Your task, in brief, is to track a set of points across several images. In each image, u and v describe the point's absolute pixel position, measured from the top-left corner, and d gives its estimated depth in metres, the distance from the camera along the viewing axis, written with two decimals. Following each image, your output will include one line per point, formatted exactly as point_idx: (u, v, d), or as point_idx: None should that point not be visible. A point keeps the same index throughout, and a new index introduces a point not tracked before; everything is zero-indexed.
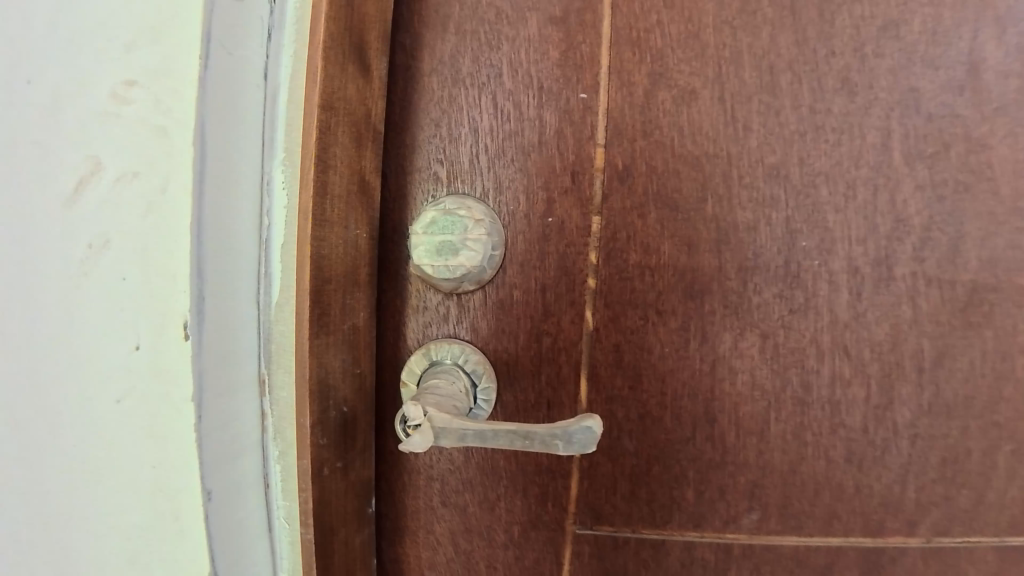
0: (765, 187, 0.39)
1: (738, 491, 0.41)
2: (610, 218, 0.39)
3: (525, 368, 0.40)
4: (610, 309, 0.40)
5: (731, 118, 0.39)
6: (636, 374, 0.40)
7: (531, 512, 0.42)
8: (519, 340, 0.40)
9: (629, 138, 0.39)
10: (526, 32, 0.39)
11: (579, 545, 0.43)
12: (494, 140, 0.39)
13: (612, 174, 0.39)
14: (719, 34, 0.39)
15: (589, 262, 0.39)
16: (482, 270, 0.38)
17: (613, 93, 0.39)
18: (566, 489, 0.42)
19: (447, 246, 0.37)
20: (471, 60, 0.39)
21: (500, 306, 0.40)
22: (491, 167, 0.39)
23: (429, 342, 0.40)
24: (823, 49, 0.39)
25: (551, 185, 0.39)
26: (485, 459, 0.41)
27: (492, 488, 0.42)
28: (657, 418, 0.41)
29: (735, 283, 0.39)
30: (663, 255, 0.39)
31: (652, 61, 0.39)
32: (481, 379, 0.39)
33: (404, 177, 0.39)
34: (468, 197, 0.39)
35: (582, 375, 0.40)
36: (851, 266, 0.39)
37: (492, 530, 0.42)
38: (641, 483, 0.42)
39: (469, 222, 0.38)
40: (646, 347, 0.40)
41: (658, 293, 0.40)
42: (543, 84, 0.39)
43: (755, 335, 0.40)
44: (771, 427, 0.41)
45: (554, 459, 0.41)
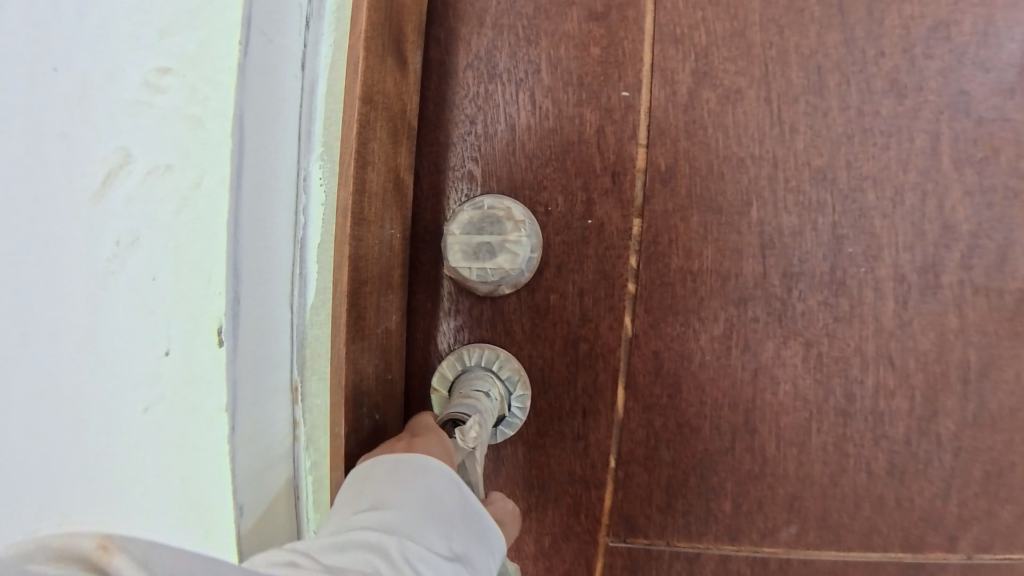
0: (811, 192, 0.38)
1: (777, 504, 0.40)
2: (652, 221, 0.38)
3: (561, 375, 0.39)
4: (650, 314, 0.39)
5: (777, 119, 0.38)
6: (675, 382, 0.39)
7: (563, 523, 0.41)
8: (555, 346, 0.39)
9: (672, 137, 0.38)
10: (565, 28, 0.38)
11: (612, 558, 0.41)
12: (533, 138, 0.38)
13: (654, 175, 0.38)
14: (765, 32, 0.38)
15: (629, 266, 0.39)
16: (521, 273, 0.37)
17: (657, 92, 0.38)
18: (600, 500, 0.41)
19: (485, 247, 0.36)
20: (508, 56, 0.38)
21: (536, 310, 0.39)
22: (528, 168, 0.38)
23: (461, 348, 0.39)
24: (871, 50, 0.38)
25: (589, 187, 0.38)
26: (516, 467, 0.40)
27: (524, 498, 0.41)
28: (695, 428, 0.40)
29: (779, 289, 0.38)
30: (705, 260, 0.38)
31: (696, 60, 0.38)
32: (516, 386, 0.39)
33: (435, 175, 0.38)
34: (506, 197, 0.37)
35: (619, 383, 0.39)
36: (897, 273, 0.38)
37: (523, 540, 0.42)
38: (677, 494, 0.40)
39: (508, 224, 0.36)
40: (686, 354, 0.39)
41: (700, 298, 0.39)
42: (583, 80, 0.38)
43: (798, 344, 0.39)
44: (812, 438, 0.39)
45: (589, 468, 0.40)
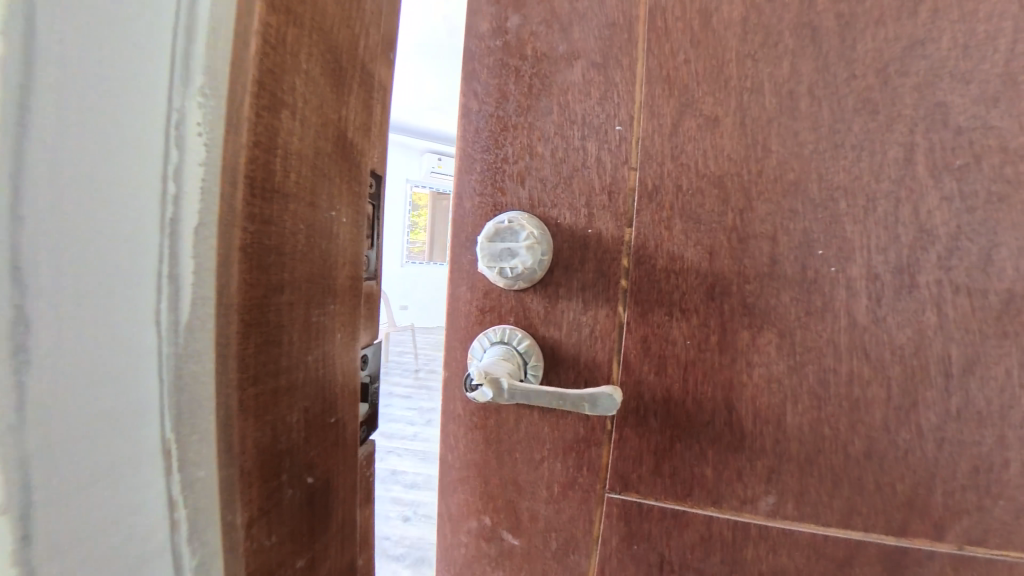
0: (784, 202, 0.44)
1: (756, 474, 0.46)
2: (642, 229, 0.47)
3: (567, 352, 0.49)
4: (639, 305, 0.47)
5: (752, 140, 0.44)
6: (662, 361, 0.47)
7: (569, 474, 0.51)
8: (563, 328, 0.49)
9: (658, 160, 0.47)
10: (572, 78, 0.48)
11: (609, 507, 0.50)
12: (546, 166, 0.49)
13: (643, 192, 0.47)
14: (741, 66, 0.44)
15: (622, 266, 0.48)
16: (533, 268, 0.47)
17: (646, 125, 0.47)
18: (599, 456, 0.50)
19: (506, 250, 0.47)
20: (529, 103, 0.49)
21: (548, 299, 0.49)
22: (542, 190, 0.49)
23: (490, 328, 0.51)
24: (844, 72, 0.42)
25: (591, 203, 0.48)
26: (531, 424, 0.51)
27: (538, 450, 0.51)
28: (679, 401, 0.47)
29: (754, 285, 0.45)
30: (687, 260, 0.46)
31: (680, 95, 0.46)
32: (531, 358, 0.49)
33: (477, 199, 0.51)
34: (524, 213, 0.49)
35: (614, 360, 0.48)
36: (870, 272, 0.42)
37: (536, 485, 0.52)
38: (664, 458, 0.48)
39: (523, 233, 0.47)
40: (671, 338, 0.47)
41: (683, 293, 0.46)
42: (585, 118, 0.48)
43: (772, 333, 0.44)
44: (788, 418, 0.45)
45: (590, 430, 0.50)
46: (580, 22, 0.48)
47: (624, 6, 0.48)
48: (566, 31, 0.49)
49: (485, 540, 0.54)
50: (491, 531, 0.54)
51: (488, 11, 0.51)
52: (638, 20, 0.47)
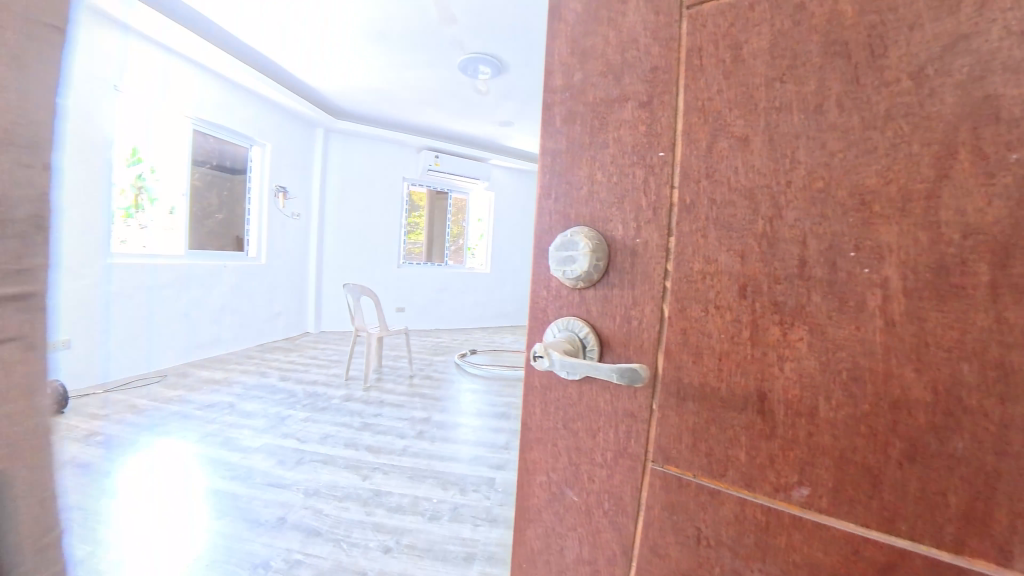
0: (812, 206, 0.47)
1: (787, 463, 0.49)
2: (682, 238, 0.56)
3: (619, 340, 0.61)
4: (679, 302, 0.56)
5: (779, 154, 0.49)
6: (699, 350, 0.55)
7: (619, 444, 0.62)
8: (616, 321, 0.61)
9: (694, 178, 0.55)
10: (623, 117, 0.61)
11: (653, 478, 0.59)
12: (605, 191, 0.62)
13: (681, 208, 0.56)
14: (769, 90, 0.50)
15: (664, 268, 0.57)
16: (590, 273, 0.60)
17: (685, 151, 0.56)
18: (647, 430, 0.60)
19: (569, 258, 0.60)
20: (591, 141, 0.63)
21: (604, 296, 0.62)
22: (599, 208, 0.62)
23: (562, 319, 0.65)
24: (875, 81, 0.44)
25: (637, 218, 0.59)
26: (589, 399, 0.64)
27: (596, 420, 0.64)
28: (715, 387, 0.54)
29: (784, 286, 0.49)
30: (720, 263, 0.53)
31: (714, 121, 0.54)
32: (590, 342, 0.62)
33: (555, 217, 0.67)
34: (585, 228, 0.61)
35: (659, 349, 0.58)
36: (905, 271, 0.42)
37: (592, 451, 0.64)
38: (701, 437, 0.55)
39: (581, 246, 0.60)
40: (707, 333, 0.54)
41: (717, 292, 0.53)
42: (635, 147, 0.60)
43: (804, 329, 0.48)
44: (821, 411, 0.47)
45: (635, 407, 0.60)
46: (630, 72, 0.61)
47: (666, 53, 0.58)
48: (620, 80, 0.61)
49: (552, 492, 0.69)
50: (556, 486, 0.68)
51: (562, 74, 0.67)
52: (679, 63, 0.57)
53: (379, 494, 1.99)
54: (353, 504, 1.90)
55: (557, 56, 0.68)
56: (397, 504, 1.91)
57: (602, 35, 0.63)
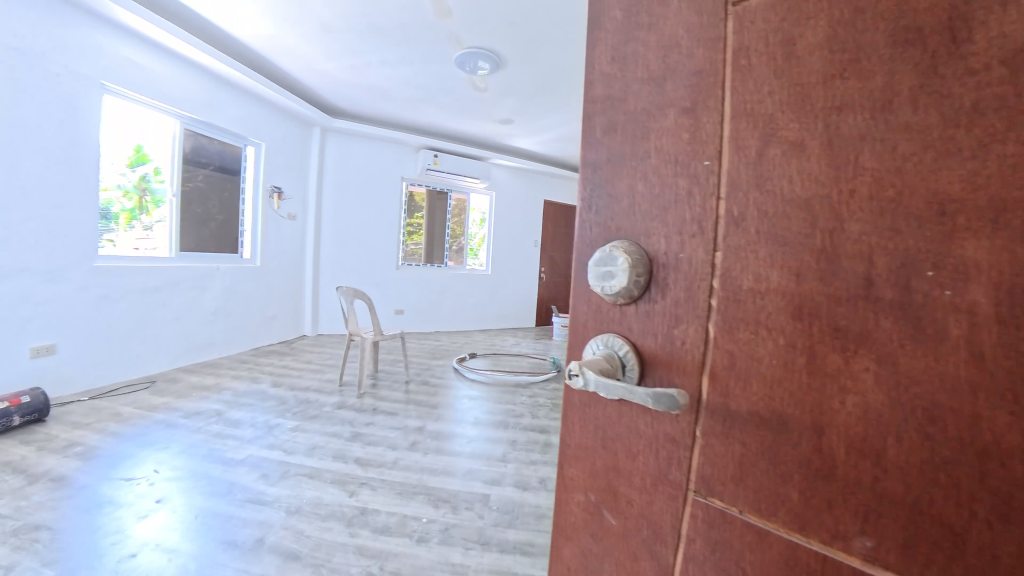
0: (881, 219, 0.40)
1: (847, 507, 0.42)
2: (727, 253, 0.49)
3: (661, 360, 0.53)
4: (726, 321, 0.49)
5: (842, 160, 0.42)
6: (747, 377, 0.48)
7: (658, 470, 0.55)
8: (657, 340, 0.54)
9: (744, 188, 0.48)
10: (664, 124, 0.54)
11: (694, 509, 0.52)
12: (644, 203, 0.56)
13: (728, 220, 0.49)
14: (827, 88, 0.43)
15: (709, 286, 0.51)
16: (631, 289, 0.52)
17: (732, 158, 0.49)
18: (688, 458, 0.52)
19: (608, 273, 0.53)
20: (630, 151, 0.57)
21: (647, 313, 0.54)
22: (642, 220, 0.56)
23: (601, 335, 0.58)
24: (957, 71, 0.35)
25: (682, 230, 0.52)
26: (628, 420, 0.57)
27: (635, 443, 0.57)
28: (766, 419, 0.47)
29: (847, 309, 0.42)
30: (774, 282, 0.46)
31: (764, 126, 0.47)
32: (630, 361, 0.55)
33: (592, 229, 0.60)
34: (623, 243, 0.55)
35: (704, 372, 0.51)
36: (999, 293, 0.33)
37: (632, 473, 0.57)
38: (747, 470, 0.49)
39: (622, 260, 0.53)
40: (757, 357, 0.47)
41: (769, 312, 0.47)
42: (679, 157, 0.53)
43: (869, 359, 0.40)
44: (890, 452, 0.39)
45: (679, 431, 0.53)
46: (671, 76, 0.54)
47: (709, 52, 0.51)
48: (663, 85, 0.55)
49: (591, 512, 0.62)
50: (594, 507, 0.61)
51: (601, 83, 0.61)
52: (723, 63, 0.50)
53: (364, 513, 1.91)
54: (335, 524, 1.82)
55: (597, 62, 0.62)
56: (382, 525, 1.83)
57: (642, 38, 0.57)
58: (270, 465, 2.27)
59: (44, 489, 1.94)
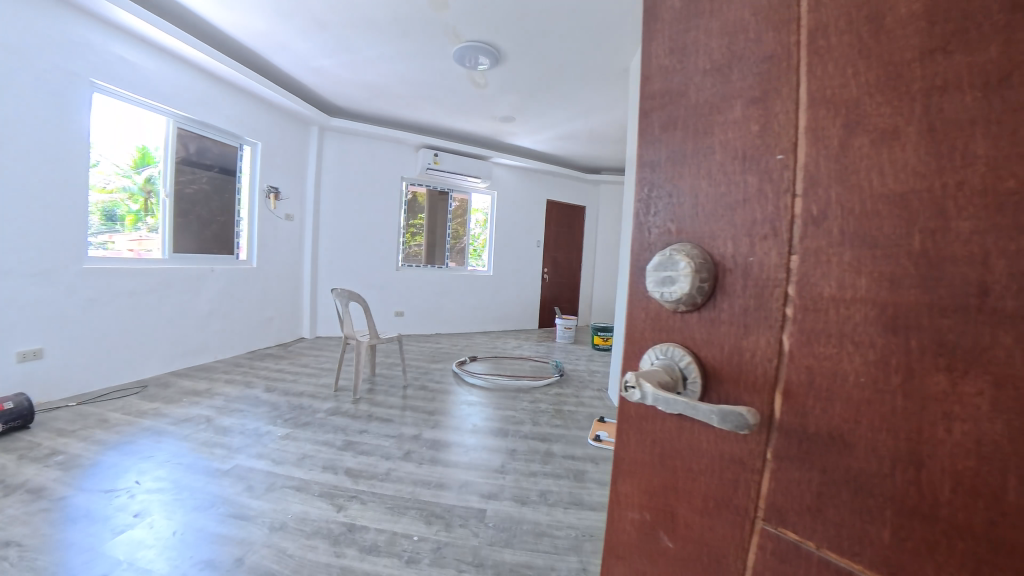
0: (1000, 212, 0.30)
1: (953, 557, 0.33)
2: (804, 256, 0.43)
3: (730, 375, 0.48)
4: (804, 332, 0.43)
5: (946, 148, 0.34)
6: (829, 398, 0.41)
7: (721, 492, 0.49)
8: (724, 350, 0.48)
9: (825, 185, 0.42)
10: (731, 116, 0.49)
11: (763, 540, 0.46)
12: (710, 202, 0.51)
13: (806, 220, 0.43)
14: (926, 65, 0.35)
15: (783, 292, 0.45)
16: (694, 296, 0.47)
17: (809, 151, 0.43)
18: (757, 483, 0.46)
19: (667, 278, 0.49)
20: (692, 148, 0.53)
21: (712, 321, 0.49)
22: (706, 222, 0.51)
23: (659, 344, 0.53)
24: None
25: (752, 232, 0.47)
26: (688, 437, 0.51)
27: (695, 462, 0.51)
28: (850, 444, 0.39)
29: (954, 320, 0.32)
30: (861, 290, 0.39)
31: (848, 113, 0.40)
32: (691, 373, 0.49)
33: (652, 232, 0.55)
34: (685, 246, 0.50)
35: (778, 389, 0.45)
36: None
37: (692, 494, 0.51)
38: (827, 502, 0.41)
39: (682, 264, 0.48)
40: (840, 375, 0.40)
41: (854, 324, 0.39)
42: (747, 152, 0.48)
43: (985, 380, 0.30)
44: (1011, 496, 0.30)
45: (747, 452, 0.47)
46: (737, 65, 0.49)
47: (781, 35, 0.45)
48: (728, 75, 0.50)
49: (645, 534, 0.56)
50: (649, 527, 0.55)
51: (658, 76, 0.57)
52: (797, 46, 0.44)
53: (352, 530, 1.81)
54: (321, 542, 1.72)
55: (654, 55, 0.57)
56: (369, 544, 1.72)
57: (704, 27, 0.52)
58: (253, 478, 2.16)
59: (20, 502, 1.86)
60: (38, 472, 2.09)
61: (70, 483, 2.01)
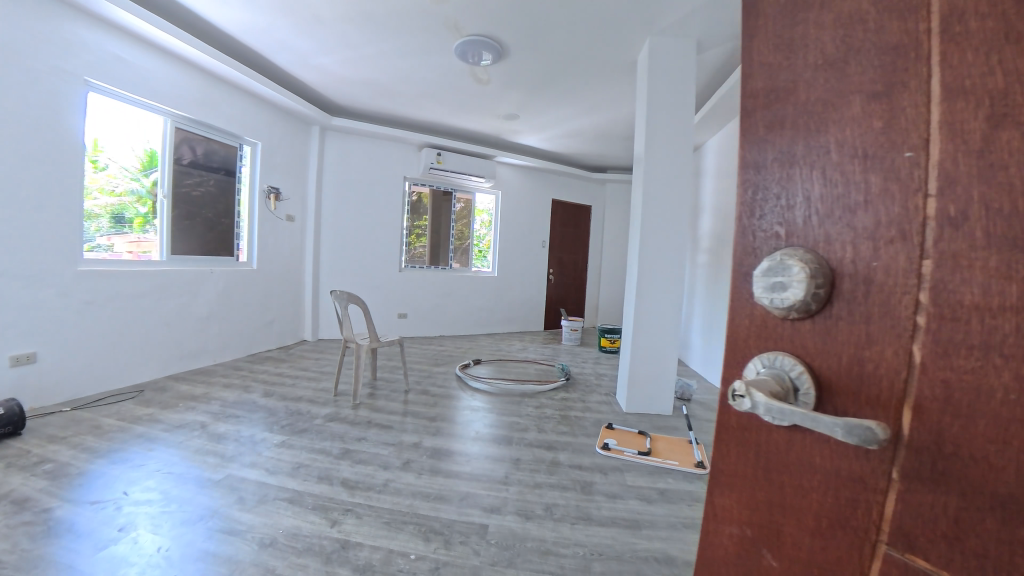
0: None
1: None
2: (940, 262, 0.33)
3: (849, 393, 0.39)
4: (938, 342, 0.33)
5: None
6: (974, 414, 0.31)
7: (838, 511, 0.41)
8: (842, 360, 0.40)
9: (966, 184, 0.33)
10: (850, 113, 0.41)
11: (889, 568, 0.38)
12: (826, 205, 0.43)
13: (942, 224, 0.34)
14: None
15: (915, 300, 0.35)
16: (807, 303, 0.39)
17: (943, 148, 0.34)
18: (881, 504, 0.38)
19: (779, 283, 0.41)
20: (803, 146, 0.45)
21: (828, 332, 0.41)
22: (821, 224, 0.43)
23: (765, 354, 0.45)
24: None
25: (875, 235, 0.38)
26: (799, 453, 0.44)
27: (805, 477, 0.43)
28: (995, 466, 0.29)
29: None
30: (1008, 301, 0.29)
31: (997, 104, 0.31)
32: (804, 384, 0.41)
33: (757, 236, 0.49)
34: (798, 249, 0.42)
35: (908, 403, 0.35)
36: None
37: (802, 512, 0.44)
38: (966, 531, 0.32)
39: (795, 267, 0.40)
40: (987, 390, 0.30)
41: (1005, 335, 0.29)
42: (868, 152, 0.40)
43: None
44: None
45: (869, 468, 0.38)
46: (855, 58, 0.42)
47: (908, 24, 0.37)
48: (845, 70, 0.43)
49: (745, 551, 0.49)
50: (752, 545, 0.49)
51: (761, 74, 0.50)
52: (927, 36, 0.36)
53: (347, 547, 1.72)
54: (311, 561, 1.64)
55: (755, 51, 0.51)
56: (364, 562, 1.64)
57: (814, 18, 0.45)
58: (244, 490, 2.08)
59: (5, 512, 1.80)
60: (23, 482, 2.01)
61: (55, 495, 1.93)
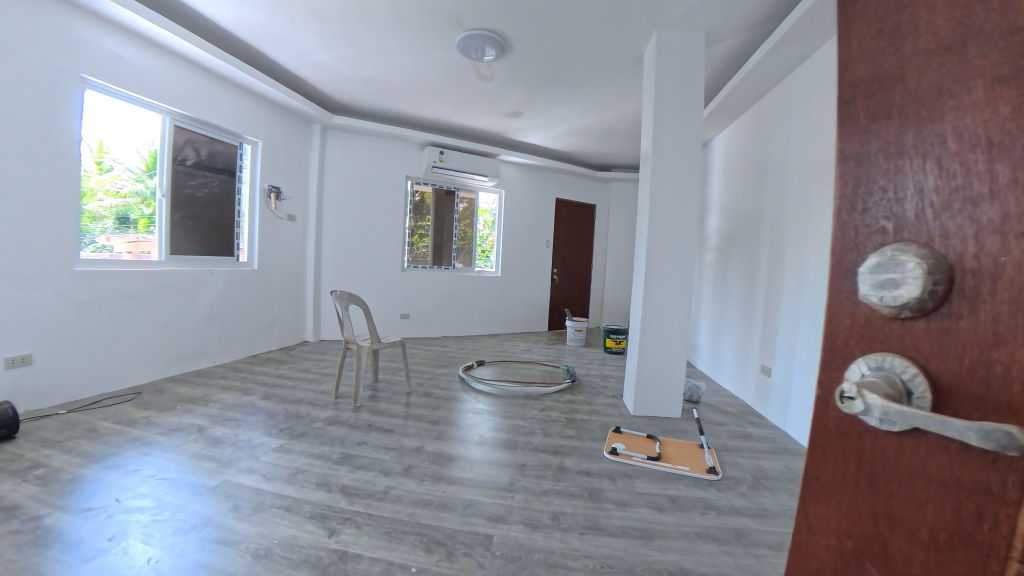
0: None
1: None
2: None
3: (968, 408, 0.30)
4: None
5: None
6: None
7: (958, 526, 0.32)
8: (965, 364, 0.31)
9: None
10: (971, 96, 0.33)
11: None
12: (942, 196, 0.35)
13: None
14: None
15: None
16: (922, 301, 0.32)
17: None
18: (1013, 523, 0.27)
19: (890, 280, 0.35)
20: (914, 134, 0.38)
21: (944, 331, 0.32)
22: (936, 219, 0.35)
23: (875, 356, 0.37)
24: None
25: (1001, 228, 0.29)
26: (909, 461, 0.35)
27: (918, 485, 0.35)
28: None
29: None
30: None
31: None
32: (918, 388, 0.33)
33: (860, 233, 0.42)
34: (912, 245, 0.35)
35: None
36: None
37: (914, 524, 0.35)
38: None
39: (910, 261, 0.34)
40: None
41: None
42: (993, 139, 0.31)
43: None
44: None
45: (996, 477, 0.28)
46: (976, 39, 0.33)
47: None
48: (962, 53, 0.34)
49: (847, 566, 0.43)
50: (853, 558, 0.42)
51: (862, 61, 0.43)
52: None
53: (343, 560, 1.65)
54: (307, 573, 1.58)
55: (855, 32, 0.44)
56: None
57: None
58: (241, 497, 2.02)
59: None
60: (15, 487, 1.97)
61: (50, 499, 1.90)
